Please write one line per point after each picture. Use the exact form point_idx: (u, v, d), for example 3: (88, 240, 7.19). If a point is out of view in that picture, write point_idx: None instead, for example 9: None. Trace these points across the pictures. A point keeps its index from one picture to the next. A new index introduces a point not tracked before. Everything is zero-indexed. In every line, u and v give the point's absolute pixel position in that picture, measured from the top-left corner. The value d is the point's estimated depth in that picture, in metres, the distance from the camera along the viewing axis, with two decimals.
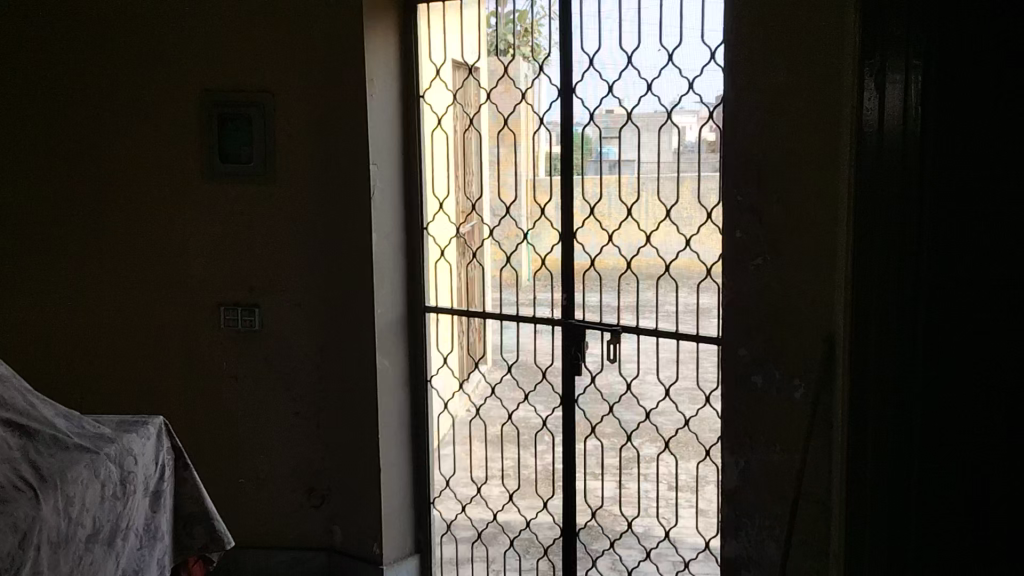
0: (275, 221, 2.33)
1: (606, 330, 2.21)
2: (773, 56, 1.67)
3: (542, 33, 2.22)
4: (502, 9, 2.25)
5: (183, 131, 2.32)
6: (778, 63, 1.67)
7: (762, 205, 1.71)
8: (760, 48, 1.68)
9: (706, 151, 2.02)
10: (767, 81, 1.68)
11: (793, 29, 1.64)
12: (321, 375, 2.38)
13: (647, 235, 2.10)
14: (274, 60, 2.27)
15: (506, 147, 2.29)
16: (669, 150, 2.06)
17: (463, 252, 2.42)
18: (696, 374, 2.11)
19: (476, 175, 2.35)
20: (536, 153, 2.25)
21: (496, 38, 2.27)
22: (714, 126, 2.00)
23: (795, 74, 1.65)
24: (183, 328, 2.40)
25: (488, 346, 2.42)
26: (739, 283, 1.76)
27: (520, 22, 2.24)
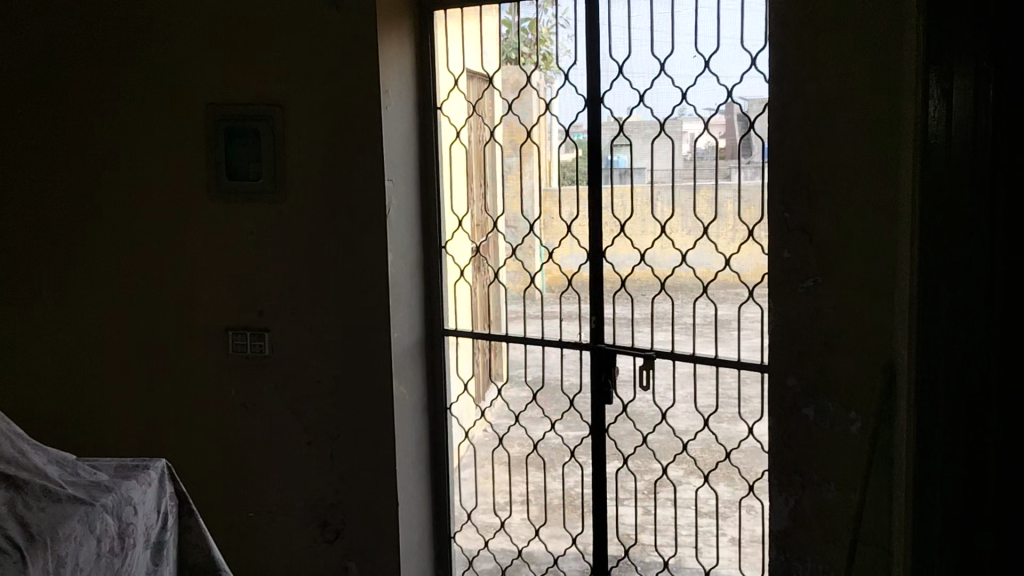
0: (286, 240, 2.20)
1: (639, 356, 2.07)
2: (824, 61, 1.55)
3: (552, 42, 2.11)
4: (512, 17, 2.15)
5: (188, 148, 2.21)
6: (828, 68, 1.54)
7: (812, 222, 1.60)
8: (807, 55, 1.56)
9: (739, 157, 1.88)
10: (816, 87, 1.56)
11: (846, 32, 1.51)
12: (335, 403, 2.24)
13: (683, 252, 1.97)
14: (283, 70, 2.14)
15: (516, 159, 2.19)
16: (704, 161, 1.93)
17: (478, 267, 2.30)
18: (739, 392, 1.97)
19: (492, 188, 2.25)
20: (547, 163, 2.14)
21: (506, 47, 2.17)
22: (724, 132, 1.89)
23: (849, 80, 1.52)
24: (189, 353, 2.28)
25: (506, 363, 2.29)
26: (788, 307, 1.64)
27: (532, 30, 2.13)
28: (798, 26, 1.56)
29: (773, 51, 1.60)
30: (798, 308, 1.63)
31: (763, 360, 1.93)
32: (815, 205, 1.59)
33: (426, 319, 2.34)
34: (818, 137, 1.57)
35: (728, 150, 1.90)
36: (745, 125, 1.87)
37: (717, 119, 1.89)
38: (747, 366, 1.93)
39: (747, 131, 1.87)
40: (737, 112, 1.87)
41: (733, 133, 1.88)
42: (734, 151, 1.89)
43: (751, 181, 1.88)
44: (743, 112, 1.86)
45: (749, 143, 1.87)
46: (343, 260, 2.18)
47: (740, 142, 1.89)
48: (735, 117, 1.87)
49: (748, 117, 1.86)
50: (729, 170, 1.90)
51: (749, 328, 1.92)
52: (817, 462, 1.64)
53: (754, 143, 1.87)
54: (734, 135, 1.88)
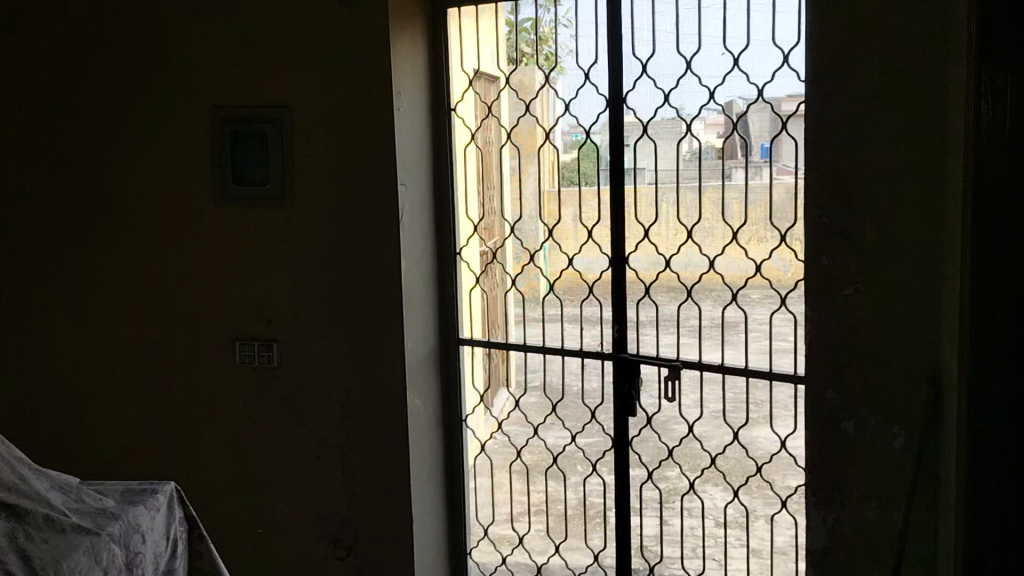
0: (294, 247, 2.13)
1: (663, 366, 1.98)
2: (865, 57, 1.47)
3: (560, 43, 2.05)
4: (517, 17, 2.09)
5: (192, 152, 2.13)
6: (869, 66, 1.47)
7: (852, 227, 1.52)
8: (847, 52, 1.49)
9: (740, 155, 1.84)
10: (856, 87, 1.49)
11: (888, 30, 1.45)
12: (346, 415, 2.16)
13: (711, 259, 1.89)
14: (290, 72, 2.07)
15: (528, 161, 2.12)
16: (737, 163, 1.84)
17: (486, 269, 2.25)
18: (772, 396, 1.89)
19: (498, 190, 2.20)
20: (548, 166, 2.10)
21: (513, 45, 2.09)
22: (721, 132, 1.85)
23: (891, 79, 1.45)
24: (194, 364, 2.20)
25: (511, 368, 2.24)
26: (825, 316, 1.56)
27: (536, 31, 2.07)
28: (835, 22, 1.49)
29: (810, 50, 1.52)
30: (838, 317, 1.55)
31: (798, 372, 1.83)
32: (856, 210, 1.52)
33: (441, 329, 2.26)
34: (863, 138, 1.49)
35: (723, 150, 1.86)
36: (744, 125, 1.82)
37: (713, 118, 1.86)
38: (780, 377, 1.84)
39: (748, 133, 1.82)
40: (734, 111, 1.83)
41: (732, 134, 1.84)
42: (735, 150, 1.84)
43: (784, 180, 1.80)
44: (740, 112, 1.82)
45: (748, 143, 1.82)
46: (354, 268, 2.10)
47: (738, 142, 1.84)
48: (733, 117, 1.83)
49: (744, 116, 1.82)
50: (760, 168, 1.82)
51: (781, 341, 1.83)
52: (857, 479, 1.57)
53: (753, 142, 1.82)
54: (733, 135, 1.84)
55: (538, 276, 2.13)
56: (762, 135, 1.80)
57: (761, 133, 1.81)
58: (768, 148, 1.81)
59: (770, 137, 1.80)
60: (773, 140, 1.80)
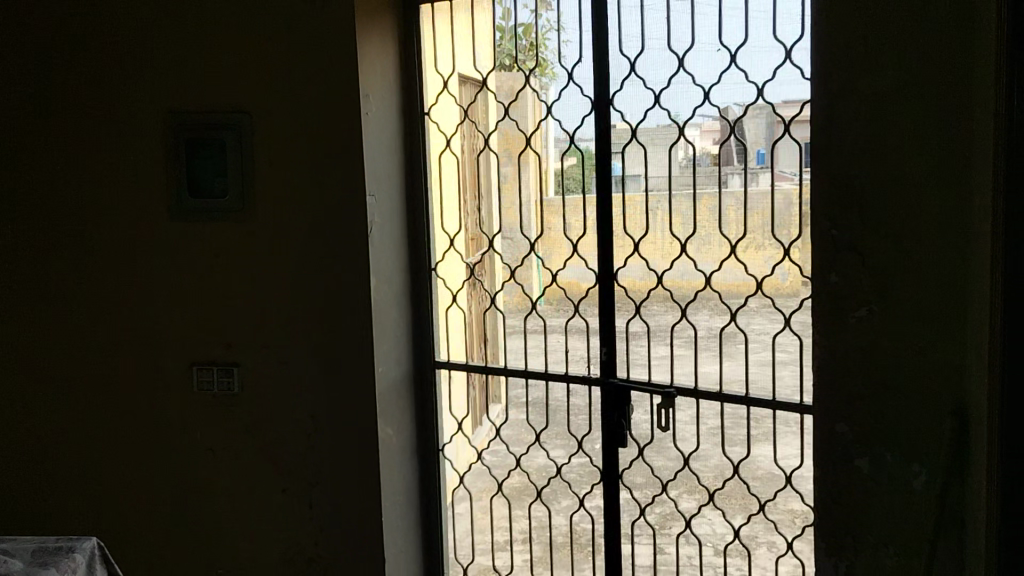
0: (255, 263, 1.96)
1: (656, 394, 1.82)
2: (879, 55, 1.32)
3: (550, 46, 1.88)
4: (505, 22, 1.91)
5: (144, 162, 1.96)
6: (885, 64, 1.31)
7: (865, 241, 1.36)
8: (859, 52, 1.33)
9: (733, 162, 1.68)
10: (870, 87, 1.33)
11: (905, 28, 1.29)
12: (313, 446, 1.99)
13: (707, 276, 1.72)
14: (250, 73, 1.90)
15: (522, 169, 1.93)
16: (736, 170, 1.68)
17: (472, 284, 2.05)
18: (773, 414, 1.71)
19: (484, 203, 2.00)
20: (545, 172, 1.91)
21: (499, 52, 1.93)
22: (718, 138, 1.69)
23: (909, 79, 1.30)
24: (150, 391, 2.03)
25: (502, 385, 2.03)
26: (838, 340, 1.40)
27: (524, 34, 1.90)
28: (846, 12, 1.33)
29: (818, 45, 1.36)
30: (850, 344, 1.39)
31: (806, 401, 1.67)
32: (870, 221, 1.35)
33: (414, 350, 2.11)
34: (879, 142, 1.33)
35: (718, 156, 1.69)
36: (740, 132, 1.66)
37: (709, 125, 1.69)
38: (784, 407, 1.68)
39: (744, 137, 1.66)
40: (731, 117, 1.67)
41: (726, 138, 1.67)
42: (730, 156, 1.68)
43: (787, 186, 1.63)
44: (736, 118, 1.66)
45: (745, 149, 1.66)
46: (322, 286, 1.93)
47: (731, 148, 1.67)
48: (728, 123, 1.67)
49: (742, 122, 1.65)
50: (762, 174, 1.65)
51: (784, 369, 1.67)
52: (871, 521, 1.41)
53: (750, 147, 1.65)
54: (727, 142, 1.67)
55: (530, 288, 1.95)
56: (761, 140, 1.64)
57: (759, 140, 1.64)
58: (764, 153, 1.64)
59: (767, 142, 1.64)
60: (771, 145, 1.63)
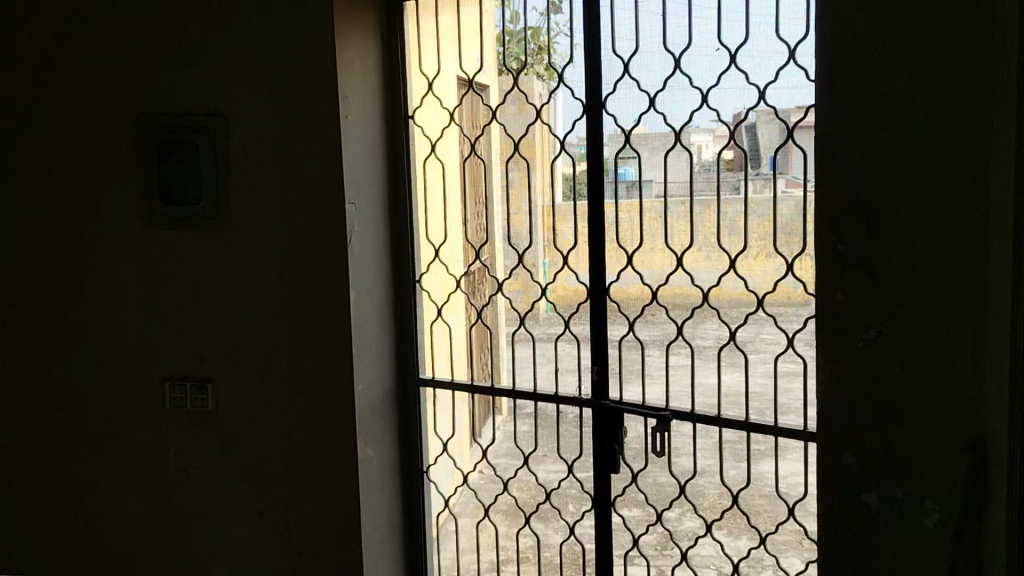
0: (230, 274, 1.86)
1: (651, 416, 1.71)
2: (890, 57, 1.21)
3: (558, 47, 1.76)
4: (513, 25, 1.81)
5: (115, 167, 1.87)
6: (896, 67, 1.20)
7: (875, 258, 1.25)
8: (869, 53, 1.22)
9: (749, 168, 1.56)
10: (878, 88, 1.22)
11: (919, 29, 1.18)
12: (291, 467, 1.89)
13: (704, 292, 1.61)
14: (227, 74, 1.80)
15: (518, 172, 1.84)
16: (740, 178, 1.57)
17: (472, 291, 1.95)
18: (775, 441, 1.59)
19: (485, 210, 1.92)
20: (554, 177, 1.79)
21: (505, 57, 1.83)
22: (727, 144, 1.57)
23: (922, 83, 1.19)
24: (122, 407, 1.94)
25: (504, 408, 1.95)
26: (845, 363, 1.29)
27: (534, 38, 1.79)
28: (850, 7, 1.23)
29: (821, 42, 1.26)
30: (858, 367, 1.28)
31: (808, 426, 1.54)
32: (880, 234, 1.24)
33: (398, 367, 2.01)
34: (888, 147, 1.22)
35: (735, 163, 1.57)
36: (753, 138, 1.54)
37: (720, 129, 1.57)
38: (787, 434, 1.57)
39: (757, 141, 1.54)
40: (744, 124, 1.55)
41: (740, 144, 1.56)
42: (743, 162, 1.56)
43: (791, 196, 1.52)
44: (750, 125, 1.54)
45: (758, 153, 1.54)
46: (299, 299, 1.83)
47: (746, 153, 1.56)
48: (742, 132, 1.55)
49: (756, 130, 1.54)
50: (779, 180, 1.53)
51: (787, 391, 1.55)
52: (881, 562, 1.30)
53: (763, 153, 1.54)
54: (742, 147, 1.56)
55: (537, 291, 1.84)
56: (773, 147, 1.52)
57: (773, 147, 1.52)
58: (779, 160, 1.52)
59: (780, 149, 1.51)
60: (785, 152, 1.51)
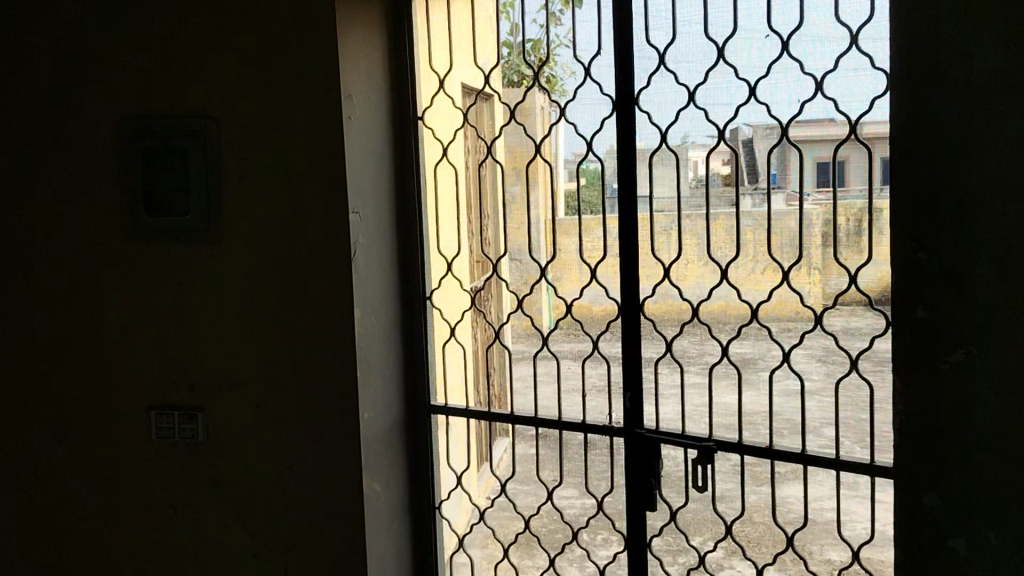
0: (222, 292, 1.69)
1: (691, 447, 1.53)
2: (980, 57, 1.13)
3: (582, 39, 1.59)
4: (513, 38, 1.67)
5: (96, 175, 1.70)
6: (985, 66, 1.12)
7: (960, 270, 1.16)
8: (954, 53, 1.14)
9: (744, 182, 1.46)
10: (965, 85, 1.14)
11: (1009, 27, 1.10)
12: (290, 505, 1.71)
13: (753, 308, 1.45)
14: (217, 72, 1.64)
15: (534, 184, 1.68)
16: (749, 191, 1.45)
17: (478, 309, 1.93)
18: (836, 483, 1.41)
19: (494, 221, 1.76)
20: (554, 190, 1.65)
21: (509, 67, 1.68)
22: (766, 148, 1.42)
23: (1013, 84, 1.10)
24: (103, 438, 1.76)
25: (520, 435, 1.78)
26: (927, 387, 1.20)
27: (534, 51, 1.65)
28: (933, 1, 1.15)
29: (899, 41, 1.18)
30: (940, 391, 1.19)
31: (889, 462, 1.35)
32: (970, 248, 1.15)
33: (407, 393, 1.82)
34: (980, 147, 1.13)
35: (732, 177, 1.47)
36: (751, 153, 1.44)
37: (767, 129, 1.41)
38: (850, 469, 1.38)
39: (754, 158, 1.44)
40: (740, 139, 1.45)
41: (737, 158, 1.46)
42: (742, 175, 1.46)
43: (853, 202, 1.36)
44: (746, 139, 1.44)
45: (755, 166, 1.44)
46: (299, 319, 1.66)
47: (743, 167, 1.45)
48: (737, 145, 1.45)
49: (752, 145, 1.44)
50: (776, 196, 1.43)
51: (853, 425, 1.40)
52: None
53: (761, 166, 1.44)
54: (738, 160, 1.46)
55: (543, 311, 1.69)
56: (772, 161, 1.42)
57: (770, 156, 1.42)
58: (777, 173, 1.42)
59: (778, 162, 1.41)
60: (781, 162, 1.41)
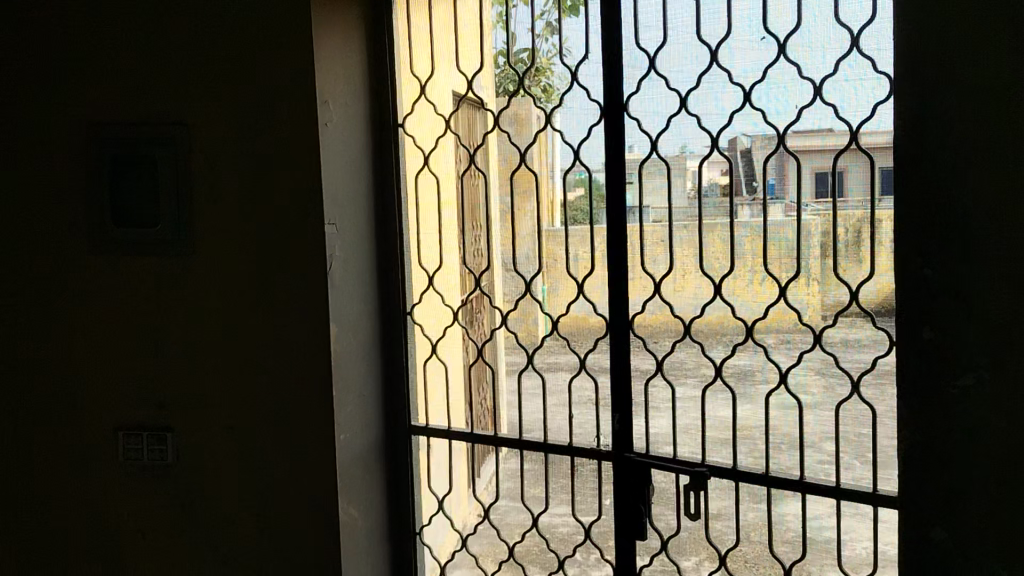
0: (192, 307, 1.61)
1: (682, 473, 1.45)
2: (991, 65, 1.06)
3: (569, 42, 1.52)
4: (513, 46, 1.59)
5: (62, 186, 1.63)
6: (996, 75, 1.06)
7: (969, 291, 1.10)
8: (963, 60, 1.08)
9: (742, 191, 1.38)
10: (975, 95, 1.07)
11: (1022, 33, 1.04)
12: (263, 531, 1.63)
13: (748, 325, 1.37)
14: (189, 77, 1.57)
15: (520, 194, 1.61)
16: (747, 201, 1.38)
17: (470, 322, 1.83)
18: (837, 512, 1.33)
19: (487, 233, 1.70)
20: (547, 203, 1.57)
21: (503, 76, 1.60)
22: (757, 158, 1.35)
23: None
24: (69, 460, 1.68)
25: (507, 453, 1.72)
26: (934, 413, 1.14)
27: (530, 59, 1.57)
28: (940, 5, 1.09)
29: (901, 42, 1.12)
30: (949, 418, 1.12)
31: (894, 489, 1.27)
32: (980, 263, 1.08)
33: (387, 413, 1.74)
34: (990, 156, 1.07)
35: (729, 188, 1.39)
36: (749, 163, 1.36)
37: (762, 137, 1.35)
38: (850, 496, 1.30)
39: (754, 165, 1.36)
40: (740, 149, 1.37)
41: (733, 168, 1.37)
42: (740, 184, 1.38)
43: (853, 212, 1.29)
44: (746, 149, 1.36)
45: (754, 176, 1.36)
46: (273, 336, 1.59)
47: (741, 176, 1.37)
48: (735, 155, 1.37)
49: (751, 155, 1.36)
50: (774, 207, 1.35)
51: (854, 438, 1.31)
52: None
53: (760, 176, 1.35)
54: (734, 170, 1.37)
55: (538, 319, 1.60)
56: (769, 170, 1.34)
57: (767, 165, 1.34)
58: (775, 182, 1.34)
59: (776, 171, 1.34)
60: (779, 171, 1.33)
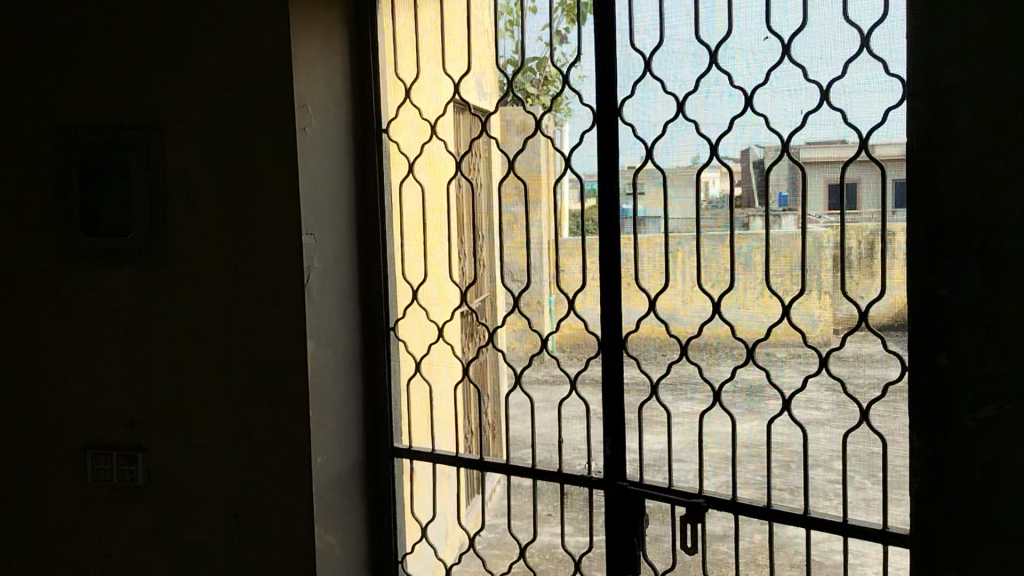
0: (164, 320, 1.53)
1: (679, 504, 1.36)
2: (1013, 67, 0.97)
3: (562, 44, 1.44)
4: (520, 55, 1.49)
5: (31, 191, 1.55)
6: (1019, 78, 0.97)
7: (988, 314, 1.00)
8: (983, 61, 0.99)
9: (742, 203, 1.29)
10: (996, 100, 0.98)
11: None
12: (235, 557, 1.54)
13: (749, 346, 1.28)
14: (162, 79, 1.49)
15: (518, 206, 1.53)
16: (757, 213, 1.28)
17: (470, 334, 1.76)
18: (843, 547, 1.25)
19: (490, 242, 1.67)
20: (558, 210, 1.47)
21: (510, 88, 1.50)
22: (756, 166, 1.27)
23: None
24: (37, 479, 1.60)
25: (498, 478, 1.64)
26: (949, 446, 1.04)
27: (538, 69, 1.48)
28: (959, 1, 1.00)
29: (914, 41, 1.03)
30: (966, 454, 1.03)
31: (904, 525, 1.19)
32: (999, 285, 0.99)
33: (369, 433, 1.66)
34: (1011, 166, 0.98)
35: (740, 201, 1.29)
36: (764, 178, 1.27)
37: (763, 143, 1.26)
38: (856, 533, 1.21)
39: (765, 178, 1.27)
40: (751, 160, 1.27)
41: (748, 184, 1.28)
42: (751, 197, 1.28)
43: (864, 225, 1.20)
44: (758, 162, 1.27)
45: (762, 189, 1.27)
46: (247, 352, 1.50)
47: (754, 189, 1.28)
48: (748, 167, 1.28)
49: (765, 169, 1.27)
50: (784, 218, 1.26)
51: (863, 458, 1.22)
52: None
53: (768, 188, 1.27)
54: (749, 186, 1.28)
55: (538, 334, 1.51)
56: (778, 181, 1.26)
57: (779, 178, 1.26)
58: (787, 194, 1.26)
59: (787, 182, 1.25)
60: (790, 184, 1.25)
